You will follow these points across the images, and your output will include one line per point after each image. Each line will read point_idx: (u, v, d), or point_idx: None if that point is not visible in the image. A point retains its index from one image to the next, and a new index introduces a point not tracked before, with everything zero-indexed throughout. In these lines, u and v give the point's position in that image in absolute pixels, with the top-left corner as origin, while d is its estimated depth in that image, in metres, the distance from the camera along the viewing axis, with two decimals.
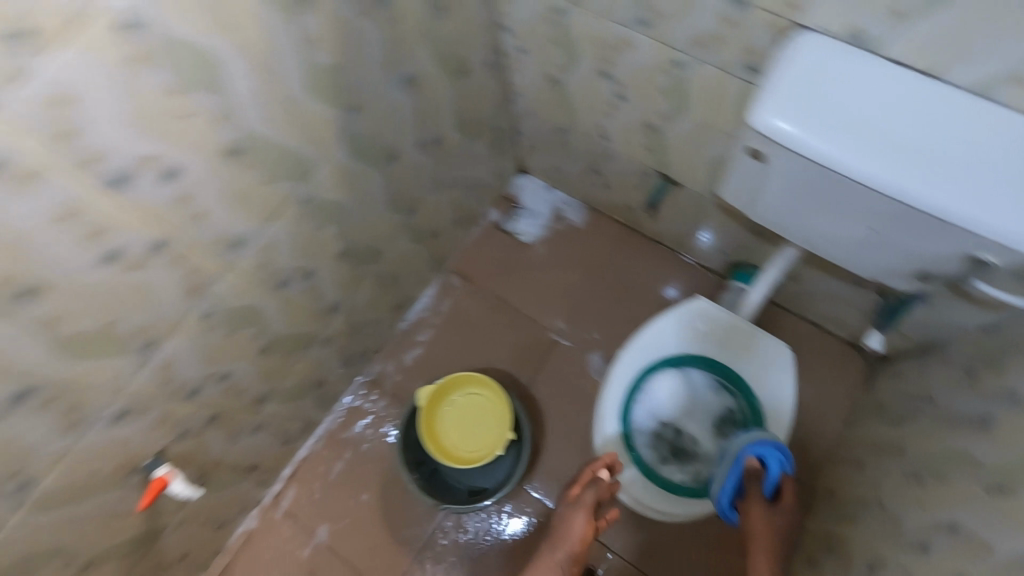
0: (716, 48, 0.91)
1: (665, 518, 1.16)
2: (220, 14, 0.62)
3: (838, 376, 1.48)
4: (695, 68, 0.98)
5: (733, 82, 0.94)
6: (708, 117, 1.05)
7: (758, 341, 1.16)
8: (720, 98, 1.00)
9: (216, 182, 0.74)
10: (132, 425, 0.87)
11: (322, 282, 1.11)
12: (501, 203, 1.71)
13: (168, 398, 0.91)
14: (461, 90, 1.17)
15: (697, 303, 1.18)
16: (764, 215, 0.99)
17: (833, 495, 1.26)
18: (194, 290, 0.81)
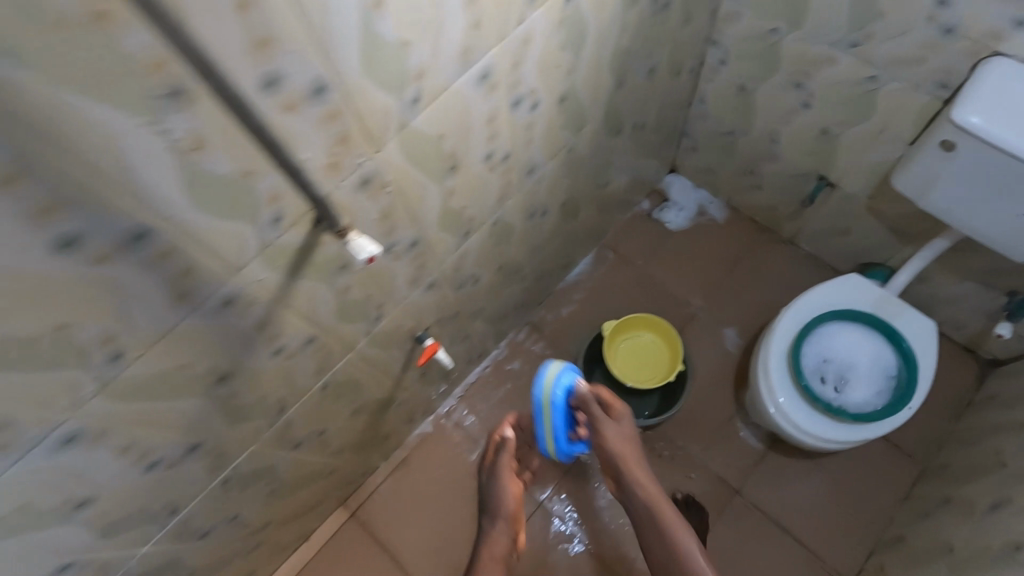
0: (913, 65, 1.22)
1: (818, 444, 1.34)
2: (585, 40, 1.05)
3: (956, 375, 1.74)
4: (886, 83, 1.30)
5: (921, 94, 1.25)
6: (887, 123, 1.37)
7: (909, 314, 1.37)
8: (900, 109, 1.32)
9: (544, 148, 1.22)
10: (423, 299, 1.25)
11: (543, 226, 1.53)
12: (653, 196, 2.11)
13: (444, 293, 1.31)
14: (664, 106, 1.67)
15: (854, 277, 1.42)
16: (933, 201, 1.27)
17: (952, 469, 1.53)
18: (465, 209, 1.12)
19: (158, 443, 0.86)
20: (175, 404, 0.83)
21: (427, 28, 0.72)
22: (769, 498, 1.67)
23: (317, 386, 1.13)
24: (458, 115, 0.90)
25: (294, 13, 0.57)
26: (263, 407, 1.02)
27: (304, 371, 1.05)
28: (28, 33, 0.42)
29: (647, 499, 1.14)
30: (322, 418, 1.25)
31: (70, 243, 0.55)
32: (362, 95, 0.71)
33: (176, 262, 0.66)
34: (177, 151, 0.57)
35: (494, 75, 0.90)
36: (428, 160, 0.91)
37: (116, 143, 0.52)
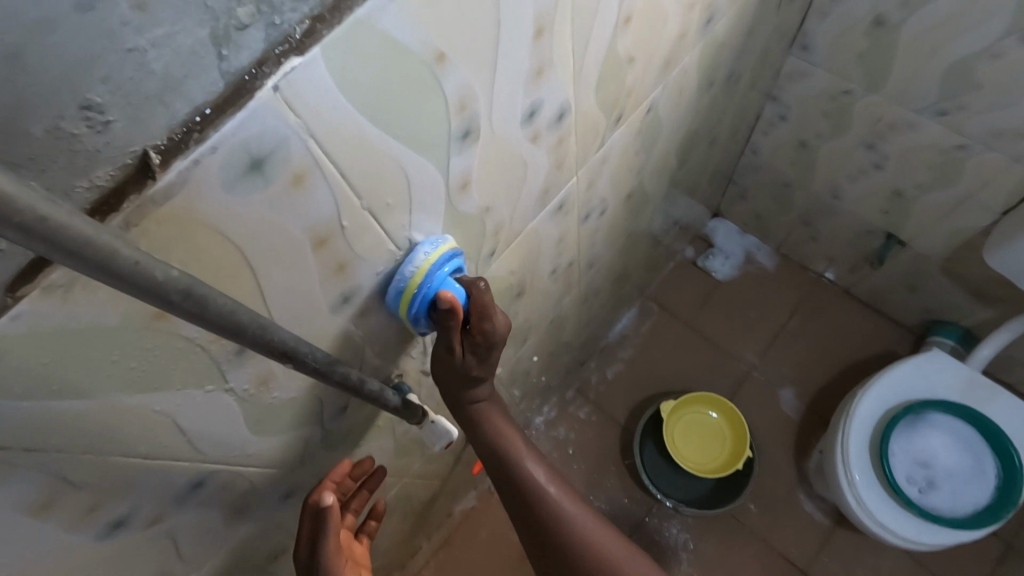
0: (1012, 141, 1.13)
1: (906, 546, 1.23)
2: (660, 141, 0.96)
3: None
4: (976, 153, 1.20)
5: (1017, 169, 1.15)
6: (971, 193, 1.27)
7: (1002, 400, 1.27)
8: (990, 180, 1.22)
9: (605, 240, 1.11)
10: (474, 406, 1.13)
11: (593, 301, 1.42)
12: (696, 242, 1.98)
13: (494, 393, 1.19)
14: (716, 160, 1.55)
15: (937, 355, 1.32)
16: None
17: None
18: (527, 319, 1.01)
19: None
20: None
21: (510, 189, 0.62)
22: None
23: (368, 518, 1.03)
24: (530, 249, 0.79)
25: (377, 230, 0.47)
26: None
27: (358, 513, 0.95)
28: (76, 363, 0.33)
29: (603, 543, 0.75)
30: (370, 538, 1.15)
31: (122, 523, 0.46)
32: None
33: (235, 486, 0.57)
34: (240, 398, 0.48)
35: (570, 202, 0.80)
36: (497, 299, 0.81)
37: (175, 420, 0.43)
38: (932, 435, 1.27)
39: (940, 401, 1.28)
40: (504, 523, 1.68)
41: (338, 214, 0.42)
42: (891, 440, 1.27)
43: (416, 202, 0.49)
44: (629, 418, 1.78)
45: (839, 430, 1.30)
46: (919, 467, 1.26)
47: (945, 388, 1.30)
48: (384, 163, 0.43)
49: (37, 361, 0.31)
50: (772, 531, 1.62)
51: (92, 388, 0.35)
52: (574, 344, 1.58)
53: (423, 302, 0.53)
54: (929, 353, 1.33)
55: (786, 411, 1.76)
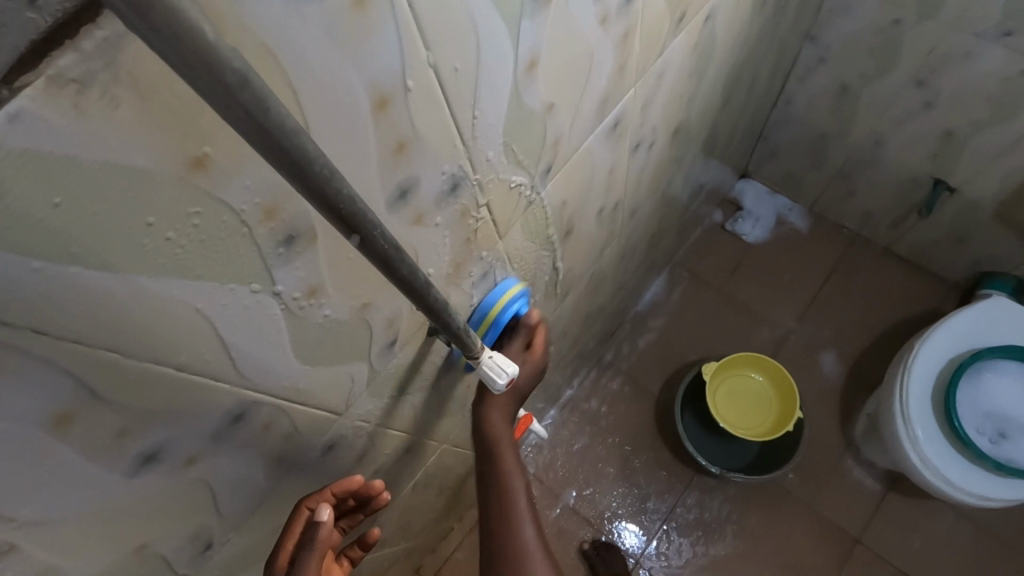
0: None
1: (977, 503, 1.15)
2: (711, 68, 0.89)
3: None
4: None
5: None
6: None
7: None
8: None
9: (648, 186, 1.04)
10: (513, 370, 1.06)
11: (629, 260, 1.35)
12: (724, 205, 1.90)
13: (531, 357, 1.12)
14: (750, 110, 1.47)
15: (1004, 302, 1.23)
16: None
17: None
18: (570, 269, 0.94)
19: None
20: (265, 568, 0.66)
21: (575, 87, 0.55)
22: (894, 544, 1.50)
23: (407, 487, 0.96)
24: (583, 176, 0.72)
25: (442, 106, 0.40)
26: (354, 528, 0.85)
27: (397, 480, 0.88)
28: (95, 215, 0.25)
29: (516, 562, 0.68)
30: (406, 511, 1.08)
31: (154, 458, 0.38)
32: (497, 182, 0.54)
33: (277, 428, 0.49)
34: (287, 311, 0.40)
35: (625, 122, 0.72)
36: (548, 233, 0.74)
37: (215, 325, 0.36)
38: (1004, 383, 1.18)
39: (1011, 347, 1.19)
40: (538, 500, 1.60)
41: (403, 68, 0.35)
42: (959, 391, 1.18)
43: (484, 76, 0.42)
44: (663, 388, 1.71)
45: (897, 385, 1.23)
46: (990, 417, 1.17)
47: (1012, 335, 1.22)
48: (454, 5, 0.35)
49: (44, 202, 0.24)
50: (819, 498, 1.55)
51: (116, 260, 0.28)
52: (606, 310, 1.50)
53: (499, 325, 0.69)
54: (995, 299, 1.24)
55: (828, 374, 1.68)
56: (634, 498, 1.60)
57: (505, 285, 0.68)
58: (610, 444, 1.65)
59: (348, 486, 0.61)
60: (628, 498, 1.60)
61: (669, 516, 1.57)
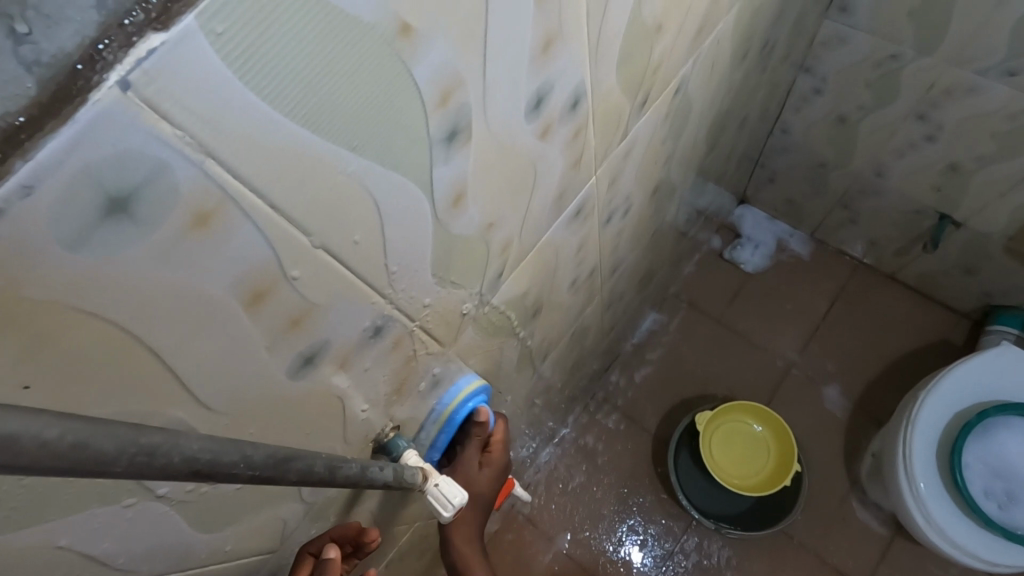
0: None
1: (986, 567, 1.09)
2: (690, 128, 0.84)
3: None
4: None
5: None
6: None
7: None
8: None
9: (629, 244, 0.99)
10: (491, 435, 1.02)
11: (617, 304, 1.29)
12: (723, 231, 1.84)
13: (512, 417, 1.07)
14: (744, 141, 1.41)
15: (1015, 352, 1.17)
16: None
17: None
18: (546, 338, 0.89)
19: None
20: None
21: (518, 200, 0.50)
22: None
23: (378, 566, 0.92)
24: (545, 264, 0.67)
25: (341, 275, 0.35)
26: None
27: (366, 566, 0.84)
28: None
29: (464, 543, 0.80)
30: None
31: None
32: (433, 308, 0.49)
33: None
34: (179, 503, 0.36)
35: (590, 206, 0.67)
36: (510, 322, 0.69)
37: (76, 548, 0.32)
38: (1011, 441, 1.12)
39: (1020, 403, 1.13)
40: (532, 543, 1.56)
41: (279, 259, 0.30)
42: (964, 448, 1.12)
43: (393, 230, 0.37)
44: (661, 425, 1.65)
45: (901, 438, 1.17)
46: (996, 477, 1.12)
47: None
48: (335, 185, 0.30)
49: None
50: (823, 543, 1.49)
51: None
52: (596, 351, 1.45)
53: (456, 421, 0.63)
54: (1005, 349, 1.18)
55: (832, 409, 1.61)
56: (631, 543, 1.55)
57: (461, 384, 0.62)
58: (605, 484, 1.60)
59: (347, 529, 0.58)
60: (624, 542, 1.55)
61: (666, 561, 1.52)
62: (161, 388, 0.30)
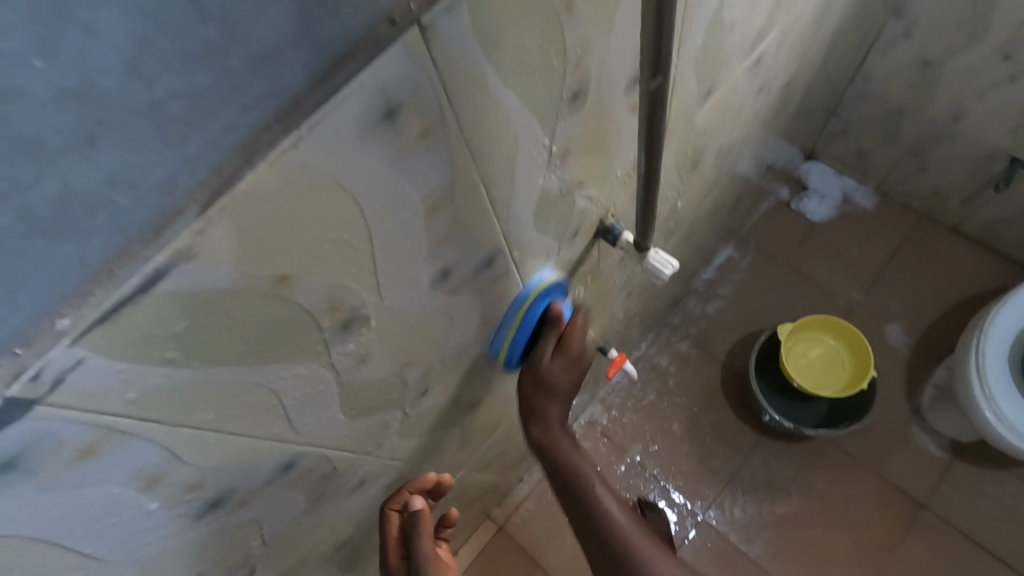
0: None
1: None
2: (827, 26, 0.97)
3: None
4: None
5: None
6: None
7: None
8: None
9: (750, 140, 1.12)
10: (617, 305, 1.14)
11: (713, 217, 1.41)
12: (791, 184, 1.95)
13: (629, 297, 1.20)
14: (831, 83, 1.53)
15: None
16: None
17: None
18: (684, 208, 1.02)
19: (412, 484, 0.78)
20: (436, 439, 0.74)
21: (750, 11, 0.63)
22: (957, 506, 1.55)
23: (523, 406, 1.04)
24: (724, 109, 0.80)
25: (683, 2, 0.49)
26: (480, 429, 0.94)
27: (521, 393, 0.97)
28: (518, 32, 0.34)
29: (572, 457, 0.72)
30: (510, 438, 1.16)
31: (446, 275, 0.48)
32: (681, 91, 0.62)
33: (498, 288, 0.59)
34: (547, 169, 0.50)
35: (764, 62, 0.80)
36: (687, 160, 0.82)
37: (516, 167, 0.45)
38: None
39: None
40: (607, 453, 1.68)
41: None
42: None
43: None
44: (730, 354, 1.77)
45: (974, 345, 1.29)
46: None
47: None
48: None
49: (504, 12, 0.32)
50: (883, 463, 1.60)
51: (507, 77, 0.36)
52: (681, 273, 1.58)
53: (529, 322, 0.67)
54: None
55: (894, 346, 1.72)
56: (700, 456, 1.66)
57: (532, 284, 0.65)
58: (676, 403, 1.72)
59: (425, 483, 0.70)
60: (694, 455, 1.66)
61: (734, 473, 1.63)
62: (602, 38, 0.43)
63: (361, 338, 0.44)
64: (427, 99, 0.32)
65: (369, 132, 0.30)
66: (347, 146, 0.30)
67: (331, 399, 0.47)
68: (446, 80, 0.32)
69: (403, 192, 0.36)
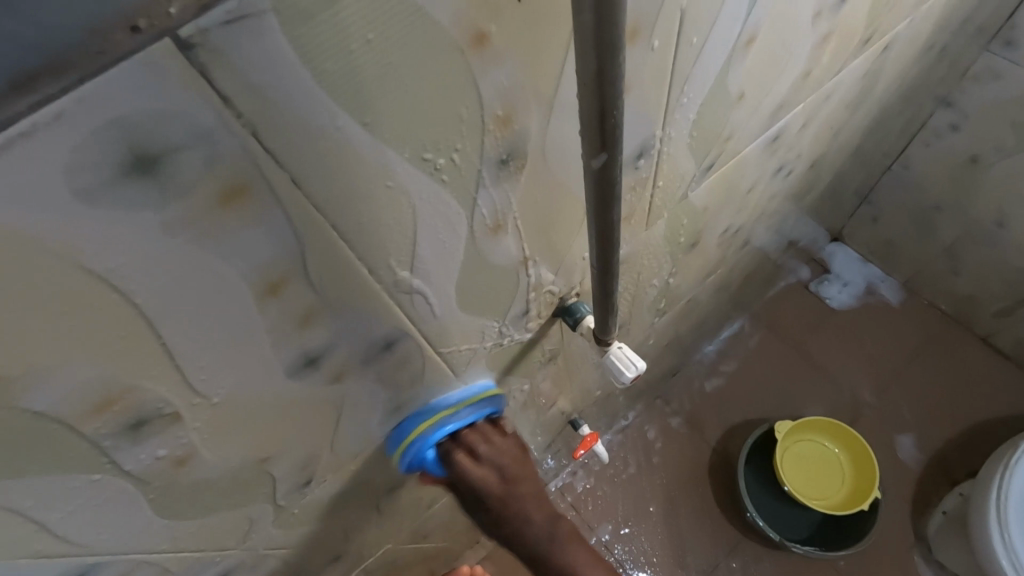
0: None
1: None
2: (865, 109, 0.86)
3: None
4: None
5: None
6: None
7: None
8: None
9: (765, 221, 1.01)
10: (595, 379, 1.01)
11: (720, 293, 1.28)
12: (813, 264, 1.82)
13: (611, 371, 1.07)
14: (866, 166, 1.41)
15: None
16: None
17: None
18: (680, 286, 0.91)
19: (303, 569, 0.66)
20: (334, 524, 0.62)
21: (768, 82, 0.53)
22: None
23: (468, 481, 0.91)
24: (732, 184, 0.68)
25: (670, 55, 0.38)
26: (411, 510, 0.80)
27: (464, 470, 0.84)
28: (390, 66, 0.24)
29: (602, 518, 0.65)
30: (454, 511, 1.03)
31: (314, 362, 0.37)
32: (671, 162, 0.51)
33: (408, 373, 0.47)
34: (469, 243, 0.39)
35: (785, 136, 0.68)
36: (681, 238, 0.71)
37: (414, 241, 0.34)
38: None
39: None
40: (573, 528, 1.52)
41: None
42: None
43: (714, 37, 0.40)
44: (723, 439, 1.61)
45: (994, 483, 1.10)
46: None
47: None
48: None
49: (357, 34, 0.22)
50: None
51: (379, 125, 0.26)
52: (680, 346, 1.44)
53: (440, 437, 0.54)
54: None
55: (904, 460, 1.56)
56: (674, 549, 1.49)
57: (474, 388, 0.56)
58: (656, 484, 1.56)
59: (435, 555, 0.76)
60: (667, 546, 1.50)
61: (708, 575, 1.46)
62: (544, 88, 0.32)
63: (170, 438, 0.33)
64: (223, 144, 0.22)
65: (107, 186, 0.21)
66: (59, 203, 0.20)
67: (137, 502, 0.36)
68: (256, 122, 0.23)
69: (201, 263, 0.26)
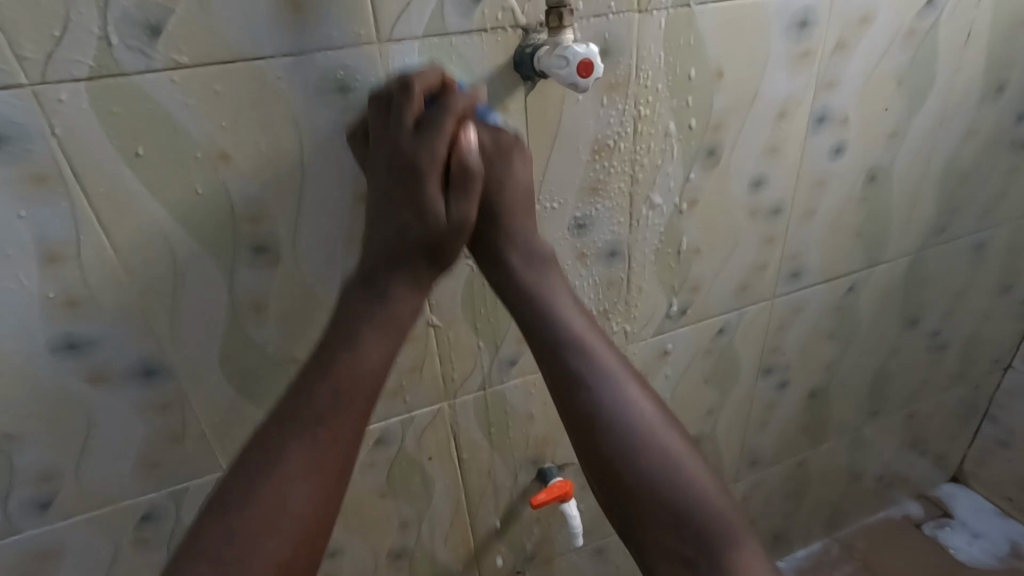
0: None
1: None
2: (930, 135, 0.78)
3: None
4: None
5: None
6: None
7: None
8: None
9: (826, 267, 0.83)
10: None
11: (781, 412, 0.97)
12: (928, 504, 1.38)
13: None
14: (985, 345, 1.16)
15: None
16: None
17: None
18: (705, 268, 0.74)
19: (85, 291, 0.47)
20: (155, 216, 0.47)
21: None
22: None
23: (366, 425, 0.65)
24: (753, 60, 0.62)
25: None
26: (268, 380, 0.57)
27: None
28: None
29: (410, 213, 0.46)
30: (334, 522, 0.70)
31: None
32: None
33: None
34: None
35: (816, 35, 0.63)
36: (691, 115, 0.62)
37: None
38: None
39: None
40: None
41: None
42: None
43: None
44: None
45: None
46: None
47: None
48: None
49: None
50: None
51: None
52: None
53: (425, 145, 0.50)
54: None
55: None
56: None
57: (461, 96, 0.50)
58: None
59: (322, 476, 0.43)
60: None
61: None
62: None
63: None
64: None
65: None
66: None
67: None
68: None
69: None
